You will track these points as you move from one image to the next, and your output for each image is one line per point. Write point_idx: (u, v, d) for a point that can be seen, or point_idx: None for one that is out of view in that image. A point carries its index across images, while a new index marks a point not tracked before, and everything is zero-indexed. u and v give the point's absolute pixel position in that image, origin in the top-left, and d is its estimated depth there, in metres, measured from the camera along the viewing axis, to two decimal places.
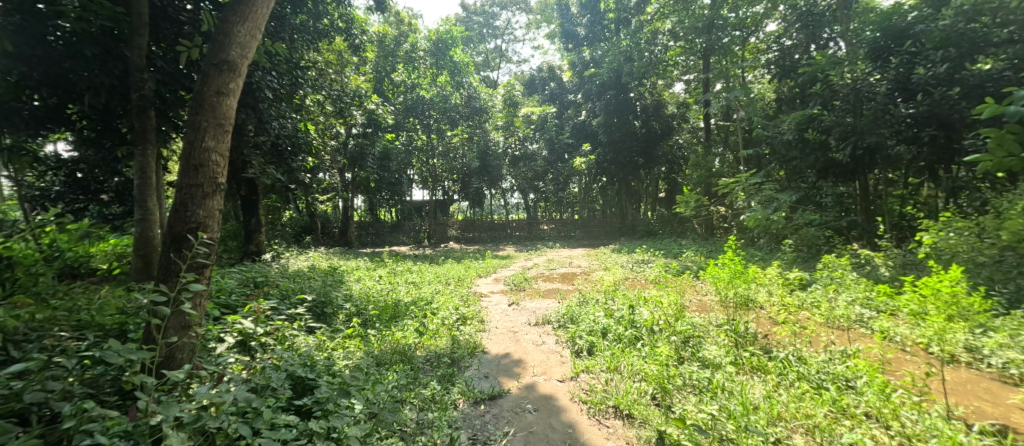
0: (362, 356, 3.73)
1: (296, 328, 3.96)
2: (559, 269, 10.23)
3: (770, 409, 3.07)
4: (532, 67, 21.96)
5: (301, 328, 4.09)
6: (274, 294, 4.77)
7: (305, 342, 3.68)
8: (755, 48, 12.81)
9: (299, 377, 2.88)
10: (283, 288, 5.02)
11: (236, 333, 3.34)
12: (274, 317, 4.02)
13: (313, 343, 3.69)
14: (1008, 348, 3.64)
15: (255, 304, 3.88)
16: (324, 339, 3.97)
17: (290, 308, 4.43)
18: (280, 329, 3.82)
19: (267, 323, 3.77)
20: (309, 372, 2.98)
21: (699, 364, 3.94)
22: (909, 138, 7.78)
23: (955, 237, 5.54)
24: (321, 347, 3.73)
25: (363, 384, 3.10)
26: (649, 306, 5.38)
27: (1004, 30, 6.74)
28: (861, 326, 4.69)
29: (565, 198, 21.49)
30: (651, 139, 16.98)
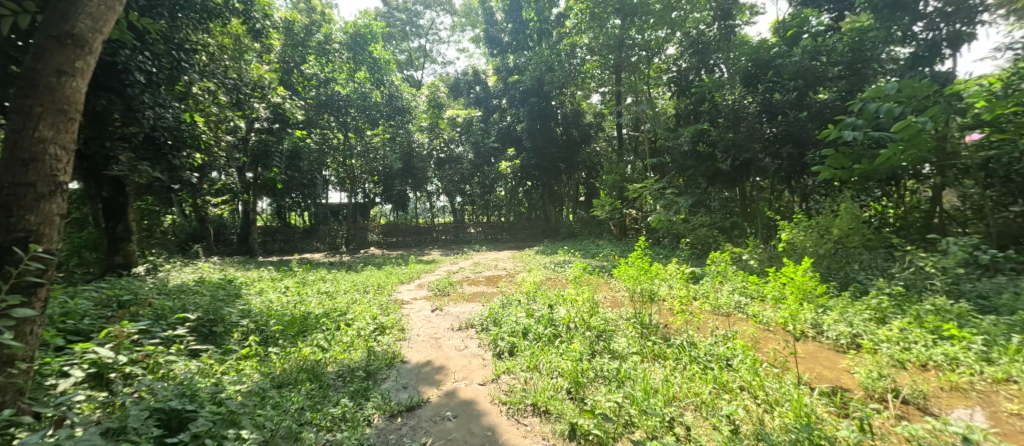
0: (258, 378, 3.39)
1: (174, 352, 3.47)
2: (486, 272, 10.28)
3: (666, 391, 3.39)
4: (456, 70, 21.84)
5: (180, 352, 3.60)
6: (145, 315, 4.13)
7: (184, 368, 3.24)
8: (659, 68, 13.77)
9: (173, 410, 2.53)
10: (157, 307, 4.36)
11: (86, 365, 2.82)
12: (143, 342, 3.48)
13: (195, 369, 3.26)
14: (839, 322, 4.46)
15: (116, 327, 3.33)
16: (211, 361, 3.53)
17: (166, 330, 3.87)
18: (150, 355, 3.32)
19: (132, 349, 3.25)
20: (187, 403, 2.64)
21: (609, 355, 4.24)
22: (773, 152, 9.16)
23: (805, 235, 6.64)
24: (206, 373, 3.31)
25: (256, 410, 2.82)
26: (566, 304, 5.64)
27: (835, 68, 8.28)
28: (738, 311, 5.41)
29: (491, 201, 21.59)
30: (571, 145, 17.95)
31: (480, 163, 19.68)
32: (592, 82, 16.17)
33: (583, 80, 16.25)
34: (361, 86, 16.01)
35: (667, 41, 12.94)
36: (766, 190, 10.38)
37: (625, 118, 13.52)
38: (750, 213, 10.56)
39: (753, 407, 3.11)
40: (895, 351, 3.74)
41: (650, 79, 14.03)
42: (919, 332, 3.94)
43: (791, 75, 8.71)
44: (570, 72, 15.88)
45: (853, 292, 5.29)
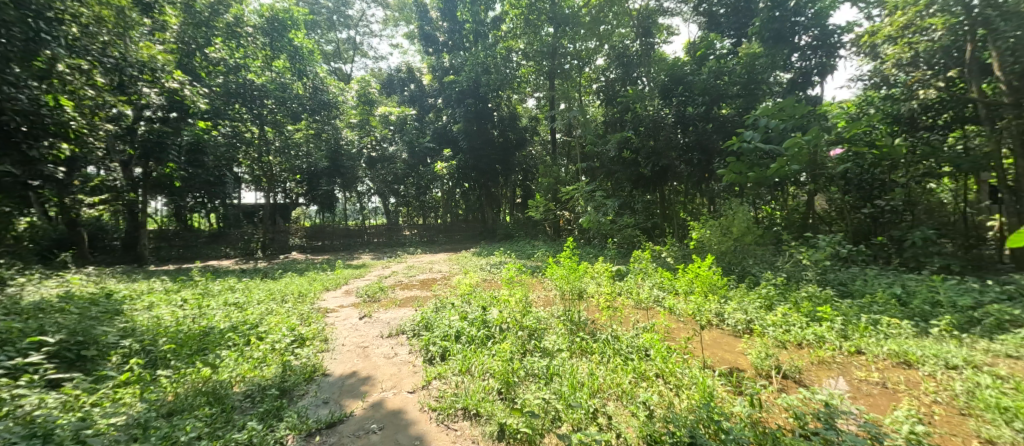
0: (144, 407, 3.01)
1: (23, 385, 2.96)
2: (420, 276, 10.00)
3: (591, 384, 3.55)
4: (389, 66, 21.13)
5: (35, 383, 3.08)
6: None
7: (40, 402, 2.78)
8: (590, 76, 14.54)
9: None
10: (1, 332, 3.67)
11: None
12: None
13: (55, 402, 2.82)
14: (738, 311, 5.00)
15: None
16: (78, 392, 3.05)
17: (15, 359, 3.29)
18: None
19: None
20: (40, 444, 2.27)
21: (540, 353, 4.36)
22: (686, 159, 10.05)
23: (711, 234, 7.33)
24: (70, 406, 2.88)
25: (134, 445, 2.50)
26: (498, 305, 5.66)
27: (733, 87, 9.49)
28: (656, 304, 5.84)
29: (427, 203, 21.07)
30: (507, 148, 18.13)
31: (416, 163, 19.10)
32: (526, 87, 16.53)
33: (519, 84, 16.84)
34: (280, 76, 14.87)
35: (597, 52, 13.62)
36: (682, 193, 11.35)
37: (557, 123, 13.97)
38: (668, 214, 11.40)
39: (666, 392, 3.38)
40: (778, 333, 4.32)
41: (580, 86, 14.72)
42: (799, 317, 4.57)
43: (700, 90, 9.68)
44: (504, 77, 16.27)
45: (750, 284, 5.95)
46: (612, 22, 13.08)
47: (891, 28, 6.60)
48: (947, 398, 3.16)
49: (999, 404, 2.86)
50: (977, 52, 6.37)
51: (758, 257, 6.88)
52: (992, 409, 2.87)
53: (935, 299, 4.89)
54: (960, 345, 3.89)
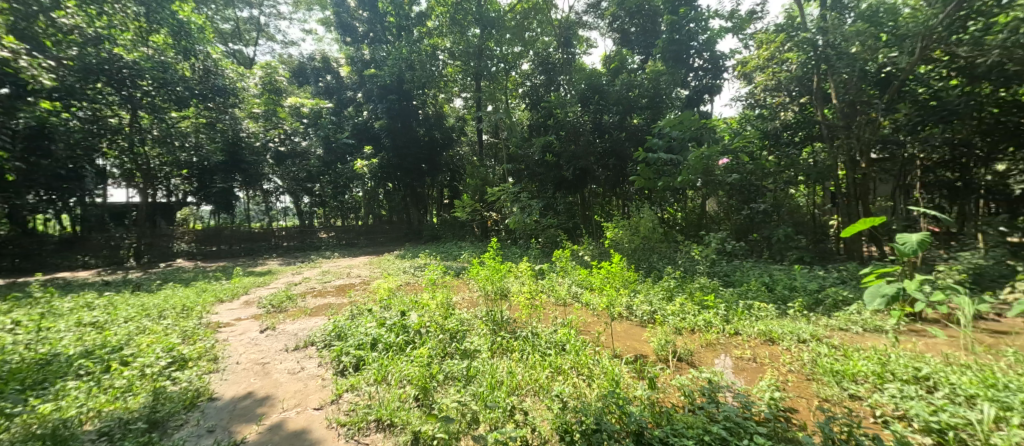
0: None
1: None
2: (335, 282, 9.26)
3: (510, 381, 3.56)
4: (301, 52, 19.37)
5: None
6: None
7: None
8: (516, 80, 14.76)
9: None
10: None
11: None
12: None
13: None
14: (646, 303, 5.37)
15: None
16: None
17: None
18: None
19: None
20: None
21: (461, 355, 4.26)
22: (603, 164, 10.70)
23: (624, 232, 7.79)
24: None
25: None
26: (419, 309, 5.43)
27: (642, 101, 10.55)
28: (575, 300, 6.06)
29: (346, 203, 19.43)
30: (433, 146, 17.42)
31: (334, 161, 17.57)
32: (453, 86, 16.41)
33: (445, 83, 16.64)
34: (159, 55, 12.11)
35: (522, 56, 13.89)
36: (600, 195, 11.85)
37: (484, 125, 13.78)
38: (587, 215, 11.87)
39: (579, 384, 3.51)
40: (676, 321, 4.74)
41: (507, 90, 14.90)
42: (694, 306, 5.05)
43: (615, 100, 10.46)
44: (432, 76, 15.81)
45: (656, 279, 6.45)
46: (537, 29, 13.63)
47: (760, 59, 8.24)
48: (798, 367, 3.70)
49: (832, 368, 3.41)
50: (820, 82, 7.71)
51: (663, 253, 7.49)
52: (828, 372, 3.40)
53: (793, 285, 5.75)
54: (809, 322, 4.59)
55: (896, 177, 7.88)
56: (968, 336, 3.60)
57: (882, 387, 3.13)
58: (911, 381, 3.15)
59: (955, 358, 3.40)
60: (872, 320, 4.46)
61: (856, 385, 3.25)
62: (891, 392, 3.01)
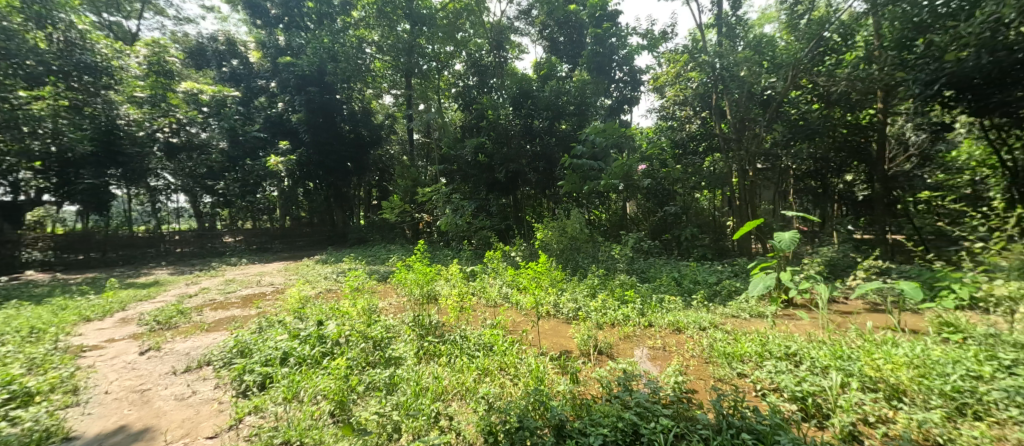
0: None
1: None
2: (241, 293, 8.40)
3: (436, 387, 3.52)
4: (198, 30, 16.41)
5: None
6: None
7: None
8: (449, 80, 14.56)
9: None
10: None
11: None
12: None
13: None
14: (570, 301, 5.63)
15: None
16: None
17: None
18: None
19: None
20: None
21: (385, 364, 4.11)
22: (533, 166, 11.02)
23: (552, 233, 8.06)
24: None
25: None
26: (338, 317, 5.09)
27: (570, 107, 11.17)
28: (505, 301, 6.14)
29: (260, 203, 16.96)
30: (361, 145, 16.56)
31: (244, 157, 15.71)
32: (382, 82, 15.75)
33: (374, 78, 15.80)
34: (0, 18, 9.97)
35: (454, 56, 13.76)
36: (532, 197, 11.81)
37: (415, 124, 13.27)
38: (519, 216, 11.83)
39: (506, 383, 3.59)
40: (598, 317, 5.04)
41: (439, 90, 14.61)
42: (614, 302, 5.41)
43: (545, 106, 10.90)
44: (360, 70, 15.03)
45: (582, 277, 6.80)
46: (469, 30, 13.39)
47: (669, 76, 9.12)
48: (699, 352, 4.14)
49: (725, 351, 3.85)
50: (718, 100, 8.62)
51: (588, 252, 7.89)
52: (722, 356, 3.83)
53: (697, 279, 6.41)
54: (709, 312, 5.14)
55: (777, 179, 9.17)
56: (825, 317, 4.30)
57: (762, 365, 3.61)
58: (783, 358, 3.67)
59: (816, 335, 4.04)
60: (756, 307, 5.10)
61: (742, 364, 3.71)
62: (769, 368, 3.47)
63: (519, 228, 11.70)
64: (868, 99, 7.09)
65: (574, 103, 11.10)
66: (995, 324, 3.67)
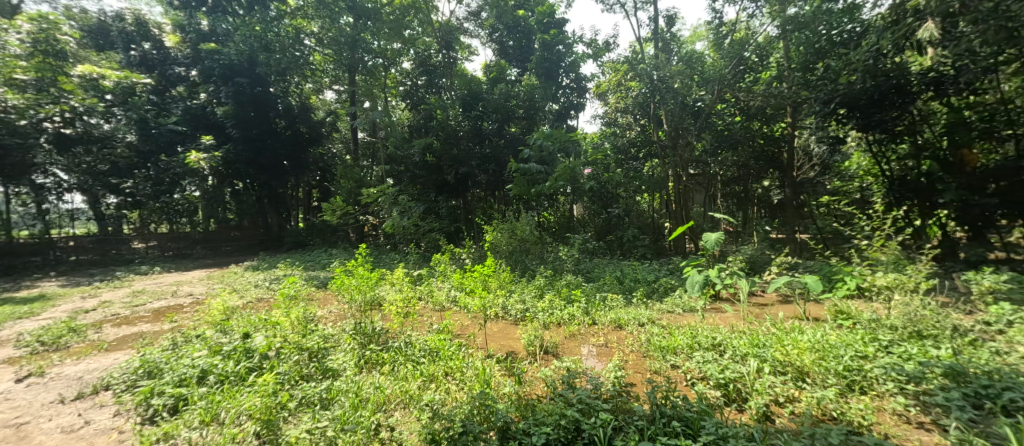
0: None
1: None
2: (151, 306, 7.50)
3: (377, 397, 3.42)
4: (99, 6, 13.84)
5: None
6: None
7: None
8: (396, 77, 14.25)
9: None
10: None
11: None
12: None
13: None
14: (517, 302, 5.75)
15: None
16: None
17: None
18: None
19: None
20: None
21: (321, 376, 3.86)
22: (482, 168, 11.09)
23: (501, 235, 8.11)
24: None
25: None
26: (266, 328, 4.61)
27: (520, 110, 11.47)
28: (453, 306, 6.11)
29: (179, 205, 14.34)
30: (299, 142, 15.07)
31: (156, 152, 13.48)
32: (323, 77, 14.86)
33: (313, 72, 14.97)
34: None
35: (402, 54, 13.43)
36: (484, 199, 11.89)
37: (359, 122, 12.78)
38: (469, 218, 11.83)
39: (451, 389, 3.58)
40: (545, 317, 5.21)
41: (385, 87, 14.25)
42: (561, 302, 5.61)
43: (494, 108, 11.03)
44: (299, 62, 13.95)
45: (530, 278, 6.95)
46: (417, 28, 13.16)
47: (611, 83, 9.64)
48: (637, 347, 4.40)
49: (660, 345, 4.13)
50: (656, 109, 9.13)
51: (536, 254, 8.07)
52: (659, 350, 4.09)
53: (638, 277, 6.80)
54: (647, 308, 5.46)
55: (706, 185, 9.75)
56: (745, 308, 4.78)
57: (693, 356, 3.91)
58: (710, 348, 4.01)
59: (738, 326, 4.46)
60: (688, 301, 5.52)
61: (675, 356, 3.99)
62: (698, 359, 3.77)
63: (469, 230, 11.74)
64: (779, 113, 8.06)
65: (523, 106, 11.38)
66: (876, 310, 4.26)
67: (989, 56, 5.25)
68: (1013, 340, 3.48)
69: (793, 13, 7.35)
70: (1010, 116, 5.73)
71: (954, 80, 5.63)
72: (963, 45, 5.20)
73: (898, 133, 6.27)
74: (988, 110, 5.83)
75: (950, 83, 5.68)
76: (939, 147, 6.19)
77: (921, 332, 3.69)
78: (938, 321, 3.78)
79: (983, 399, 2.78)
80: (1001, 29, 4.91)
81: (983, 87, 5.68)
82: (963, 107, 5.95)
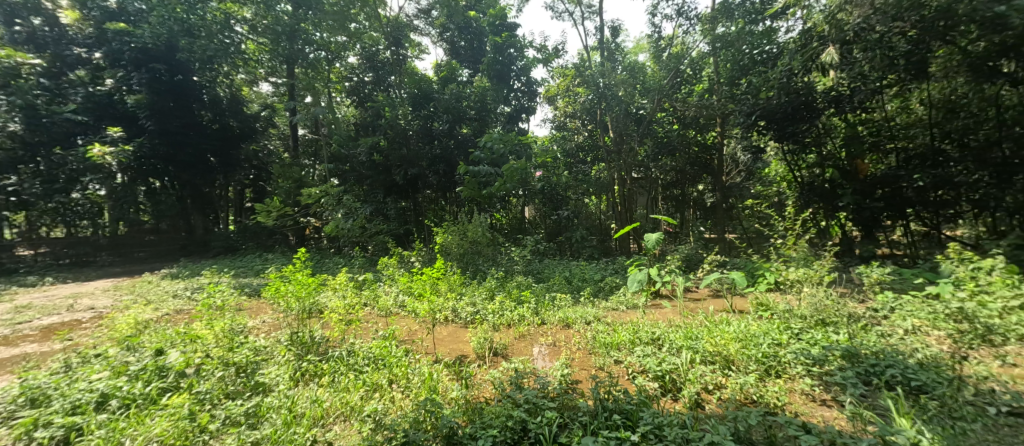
0: None
1: None
2: (40, 324, 6.51)
3: (315, 411, 3.25)
4: None
5: None
6: None
7: None
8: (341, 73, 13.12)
9: None
10: None
11: None
12: None
13: None
14: (467, 305, 5.72)
15: None
16: None
17: None
18: None
19: None
20: None
21: (252, 392, 3.57)
22: (429, 168, 10.92)
23: (450, 237, 7.98)
24: None
25: None
26: (184, 342, 4.13)
27: (471, 111, 11.40)
28: (399, 310, 5.94)
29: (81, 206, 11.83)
30: (227, 138, 13.87)
31: (48, 145, 10.85)
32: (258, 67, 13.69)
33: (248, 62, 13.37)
34: None
35: (347, 48, 12.59)
36: (435, 200, 11.76)
37: (298, 119, 11.98)
38: (420, 220, 11.68)
39: (396, 398, 3.50)
40: (495, 319, 5.23)
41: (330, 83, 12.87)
42: (511, 303, 5.64)
43: (445, 108, 10.93)
44: (229, 51, 12.35)
45: (480, 280, 6.94)
46: (363, 21, 12.73)
47: (560, 88, 9.76)
48: (583, 344, 4.53)
49: (604, 342, 4.28)
50: (601, 116, 9.44)
51: (487, 256, 8.06)
52: (604, 346, 4.23)
53: (585, 276, 7.00)
54: (594, 306, 5.64)
55: (648, 188, 10.39)
56: (682, 304, 5.07)
57: (633, 350, 4.09)
58: (649, 342, 4.22)
59: (675, 320, 4.72)
60: (631, 298, 5.76)
61: (618, 352, 4.15)
62: (639, 354, 3.94)
63: (418, 233, 11.54)
64: (711, 122, 8.72)
65: (475, 108, 11.30)
66: (790, 302, 4.68)
67: (876, 80, 6.08)
68: (894, 324, 4.04)
69: (721, 32, 8.05)
70: (892, 132, 6.60)
71: (850, 99, 6.33)
72: (857, 68, 6.05)
73: (807, 143, 6.89)
74: (875, 126, 6.71)
75: (847, 101, 6.37)
76: (839, 158, 6.94)
77: (825, 320, 4.11)
78: (838, 309, 4.19)
79: (873, 377, 3.18)
80: (884, 57, 5.84)
81: (872, 106, 6.54)
82: (857, 123, 6.76)
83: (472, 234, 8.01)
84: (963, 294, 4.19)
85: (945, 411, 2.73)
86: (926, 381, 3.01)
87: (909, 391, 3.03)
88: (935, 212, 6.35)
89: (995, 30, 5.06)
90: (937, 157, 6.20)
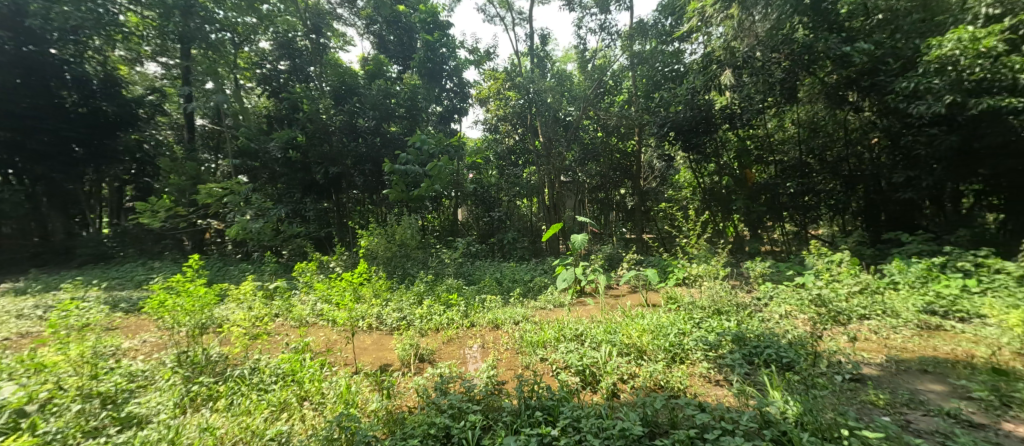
0: None
1: None
2: None
3: (206, 439, 2.92)
4: None
5: None
6: None
7: None
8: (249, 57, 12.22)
9: None
10: None
11: None
12: None
13: None
14: (393, 311, 5.53)
15: None
16: None
17: None
18: None
19: None
20: None
21: (127, 425, 3.13)
22: (353, 168, 10.49)
23: (375, 241, 7.64)
24: None
25: None
26: (33, 373, 3.49)
27: (400, 110, 11.11)
28: (316, 320, 5.58)
29: None
30: (98, 125, 11.11)
31: None
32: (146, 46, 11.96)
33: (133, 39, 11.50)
34: None
35: (257, 30, 11.62)
36: (362, 202, 11.27)
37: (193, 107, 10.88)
38: (343, 222, 11.19)
39: (306, 417, 3.28)
40: (422, 324, 5.13)
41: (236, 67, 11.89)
42: (439, 307, 5.56)
43: (371, 104, 10.50)
44: (103, 22, 10.12)
45: (408, 285, 6.75)
46: (278, 4, 11.71)
47: (491, 91, 9.78)
48: (511, 345, 4.60)
49: (531, 341, 4.37)
50: (532, 120, 9.68)
51: (416, 260, 7.84)
52: (531, 346, 4.33)
53: (515, 278, 7.12)
54: (522, 306, 5.74)
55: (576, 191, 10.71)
56: (603, 300, 5.34)
57: (557, 348, 4.24)
58: (572, 338, 4.41)
59: (596, 316, 4.96)
60: (558, 297, 5.95)
61: (543, 349, 4.27)
62: (562, 350, 4.09)
63: (341, 236, 10.96)
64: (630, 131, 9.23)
65: (405, 108, 11.10)
66: (693, 295, 5.14)
67: (759, 101, 6.95)
68: (773, 309, 4.62)
69: (637, 49, 8.64)
70: (771, 147, 7.64)
71: (740, 117, 7.21)
72: (745, 91, 6.87)
73: (708, 154, 7.68)
74: (759, 140, 7.66)
75: (738, 118, 7.25)
76: (733, 168, 8.01)
77: (720, 309, 4.58)
78: (730, 300, 4.72)
79: (754, 356, 3.61)
80: (765, 83, 6.67)
81: (756, 124, 7.40)
82: (745, 137, 7.72)
83: (404, 236, 7.91)
84: (821, 282, 4.92)
85: (804, 380, 3.19)
86: (793, 357, 3.48)
87: (781, 367, 3.48)
88: (804, 214, 7.34)
89: (841, 66, 6.16)
90: (804, 169, 7.26)
